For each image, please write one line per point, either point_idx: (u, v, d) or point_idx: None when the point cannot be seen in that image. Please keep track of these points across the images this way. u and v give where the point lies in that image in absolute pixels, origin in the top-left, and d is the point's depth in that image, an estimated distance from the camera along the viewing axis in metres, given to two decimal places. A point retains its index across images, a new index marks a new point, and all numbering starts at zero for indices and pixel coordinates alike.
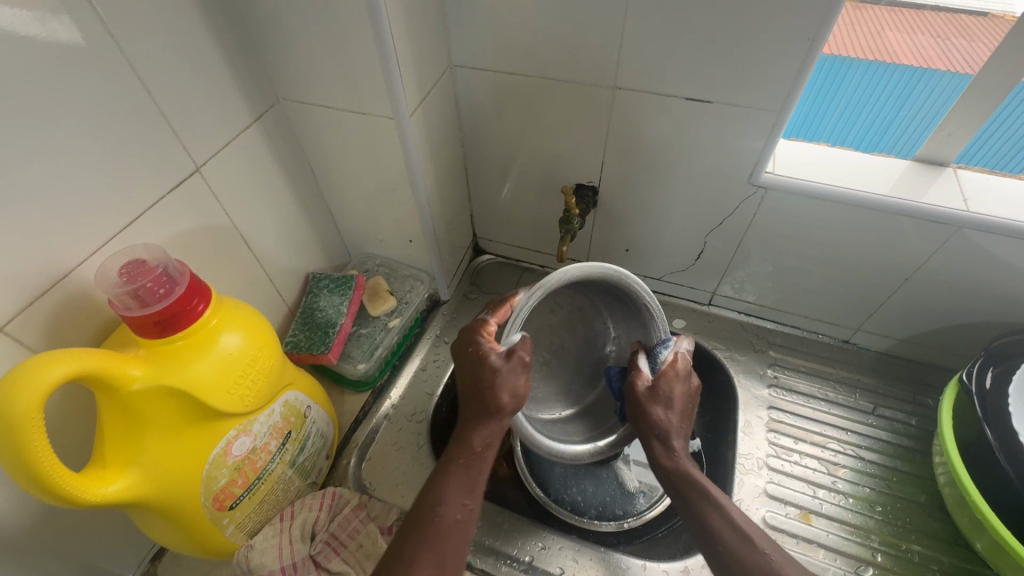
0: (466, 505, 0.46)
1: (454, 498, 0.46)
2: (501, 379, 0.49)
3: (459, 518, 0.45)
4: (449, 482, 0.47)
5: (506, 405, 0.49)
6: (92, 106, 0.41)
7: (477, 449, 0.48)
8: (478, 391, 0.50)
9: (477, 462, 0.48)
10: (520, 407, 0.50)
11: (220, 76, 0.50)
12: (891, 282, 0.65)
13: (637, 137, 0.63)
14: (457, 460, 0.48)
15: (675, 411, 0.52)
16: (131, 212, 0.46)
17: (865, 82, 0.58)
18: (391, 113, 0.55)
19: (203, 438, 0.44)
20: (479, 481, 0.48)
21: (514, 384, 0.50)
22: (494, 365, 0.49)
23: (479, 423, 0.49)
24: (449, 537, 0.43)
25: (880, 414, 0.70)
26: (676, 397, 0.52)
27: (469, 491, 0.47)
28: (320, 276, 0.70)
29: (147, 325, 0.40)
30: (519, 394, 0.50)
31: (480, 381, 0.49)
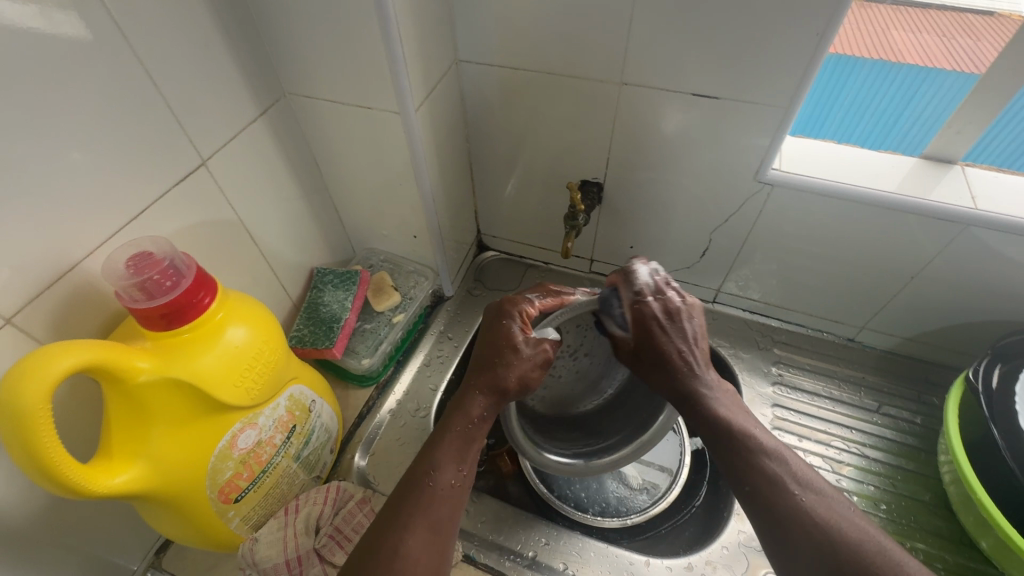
0: (460, 472, 0.46)
1: (451, 465, 0.46)
2: (513, 357, 0.50)
3: (453, 485, 0.45)
4: (444, 452, 0.46)
5: (512, 385, 0.49)
6: (99, 99, 0.41)
7: (475, 417, 0.48)
8: (488, 363, 0.50)
9: (474, 431, 0.48)
10: (526, 390, 0.51)
11: (227, 70, 0.50)
12: (897, 280, 0.65)
13: (643, 133, 0.62)
14: (454, 429, 0.48)
15: (671, 359, 0.50)
16: (138, 205, 0.46)
17: (872, 79, 0.59)
18: (397, 108, 0.55)
19: (209, 430, 0.44)
20: (475, 449, 0.48)
21: (525, 365, 0.50)
22: (512, 345, 0.50)
23: (482, 391, 0.49)
24: (441, 503, 0.44)
25: (885, 412, 0.70)
26: (667, 349, 0.50)
27: (463, 458, 0.46)
28: (325, 271, 0.70)
29: (154, 317, 0.40)
30: (529, 377, 0.50)
31: (491, 355, 0.51)
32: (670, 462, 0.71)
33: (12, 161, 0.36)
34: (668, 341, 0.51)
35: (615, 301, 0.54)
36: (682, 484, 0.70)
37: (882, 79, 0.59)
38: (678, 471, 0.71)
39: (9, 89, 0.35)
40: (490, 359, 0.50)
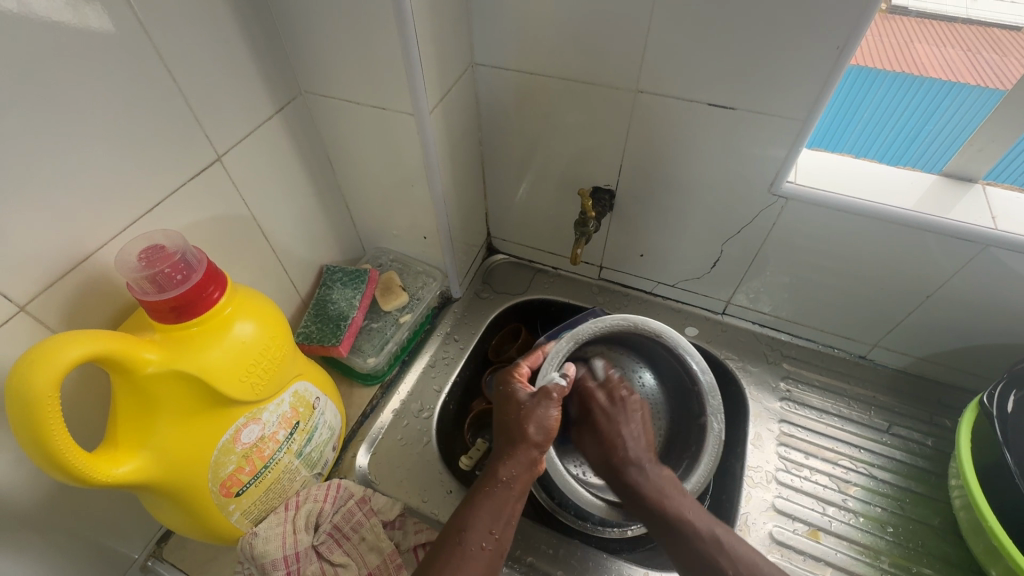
0: (491, 535, 0.46)
1: (482, 526, 0.47)
2: (527, 418, 0.52)
3: (485, 546, 0.46)
4: (478, 512, 0.47)
5: (532, 437, 0.51)
6: (119, 92, 0.41)
7: (505, 480, 0.49)
8: (506, 426, 0.52)
9: (508, 496, 0.48)
10: (547, 439, 0.52)
11: (245, 66, 0.51)
12: (912, 298, 0.64)
13: (657, 141, 0.62)
14: (490, 490, 0.49)
15: (609, 440, 0.56)
16: (153, 198, 0.46)
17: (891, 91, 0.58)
18: (411, 109, 0.55)
19: (214, 424, 0.44)
20: (509, 511, 0.48)
21: (541, 416, 0.52)
22: (519, 401, 0.53)
23: (508, 455, 0.50)
24: (475, 564, 0.45)
25: (895, 433, 0.69)
26: (607, 430, 0.57)
27: (497, 520, 0.47)
28: (334, 268, 0.71)
29: (163, 310, 0.40)
30: (547, 428, 0.52)
31: (507, 416, 0.53)
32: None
33: (31, 149, 0.37)
34: (613, 424, 0.57)
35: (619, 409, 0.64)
36: None
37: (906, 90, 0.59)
38: None
39: (29, 77, 0.36)
40: (510, 417, 0.53)
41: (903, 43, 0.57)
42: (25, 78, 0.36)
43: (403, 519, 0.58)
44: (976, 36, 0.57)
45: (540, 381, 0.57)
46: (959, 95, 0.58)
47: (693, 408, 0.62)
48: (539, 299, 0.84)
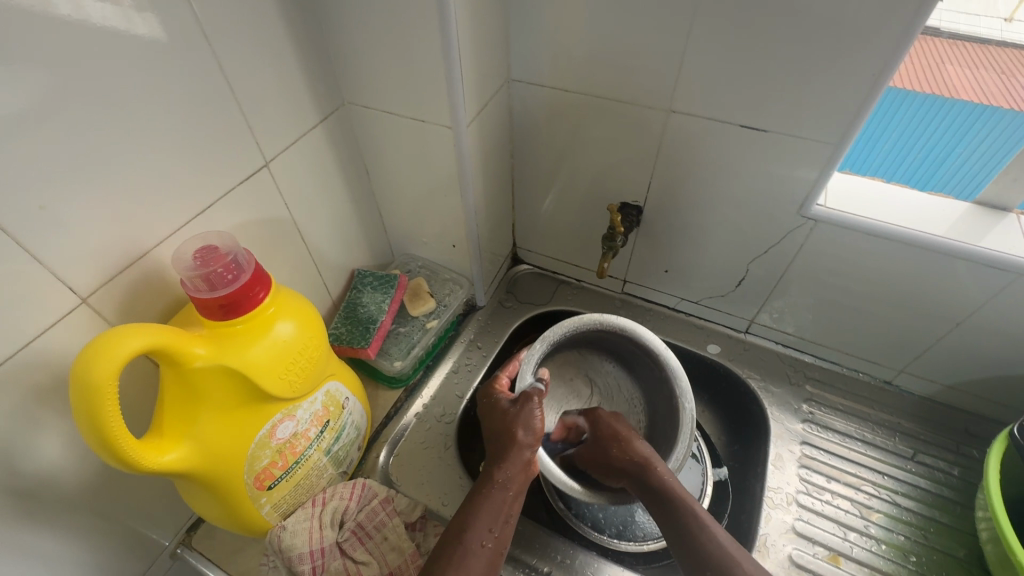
0: (491, 533, 0.48)
1: (482, 525, 0.48)
2: (516, 422, 0.54)
3: (486, 544, 0.47)
4: (477, 514, 0.49)
5: (522, 438, 0.53)
6: (182, 99, 0.44)
7: (501, 482, 0.51)
8: (498, 433, 0.55)
9: (506, 496, 0.51)
10: (537, 440, 0.54)
11: (295, 78, 0.54)
12: (941, 325, 0.63)
13: (687, 159, 0.63)
14: (488, 492, 0.50)
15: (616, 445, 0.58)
16: (205, 200, 0.49)
17: (923, 114, 0.56)
18: (449, 122, 0.57)
19: (254, 419, 0.46)
20: (506, 509, 0.50)
21: (528, 418, 0.55)
22: (504, 408, 0.56)
23: (501, 460, 0.52)
24: (477, 561, 0.46)
25: (920, 461, 0.68)
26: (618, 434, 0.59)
27: (495, 520, 0.49)
28: (365, 273, 0.73)
29: (212, 308, 0.42)
30: (535, 428, 0.54)
31: (496, 424, 0.56)
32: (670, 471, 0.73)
33: (104, 151, 0.40)
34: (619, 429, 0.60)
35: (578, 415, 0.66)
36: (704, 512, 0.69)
37: (937, 111, 0.56)
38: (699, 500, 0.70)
39: (105, 85, 0.39)
40: (501, 423, 0.55)
41: (928, 63, 0.55)
42: (102, 85, 0.38)
43: (424, 521, 0.59)
44: (1005, 59, 0.56)
45: (518, 382, 0.60)
46: (991, 118, 0.55)
47: (665, 393, 0.64)
48: (561, 310, 0.85)
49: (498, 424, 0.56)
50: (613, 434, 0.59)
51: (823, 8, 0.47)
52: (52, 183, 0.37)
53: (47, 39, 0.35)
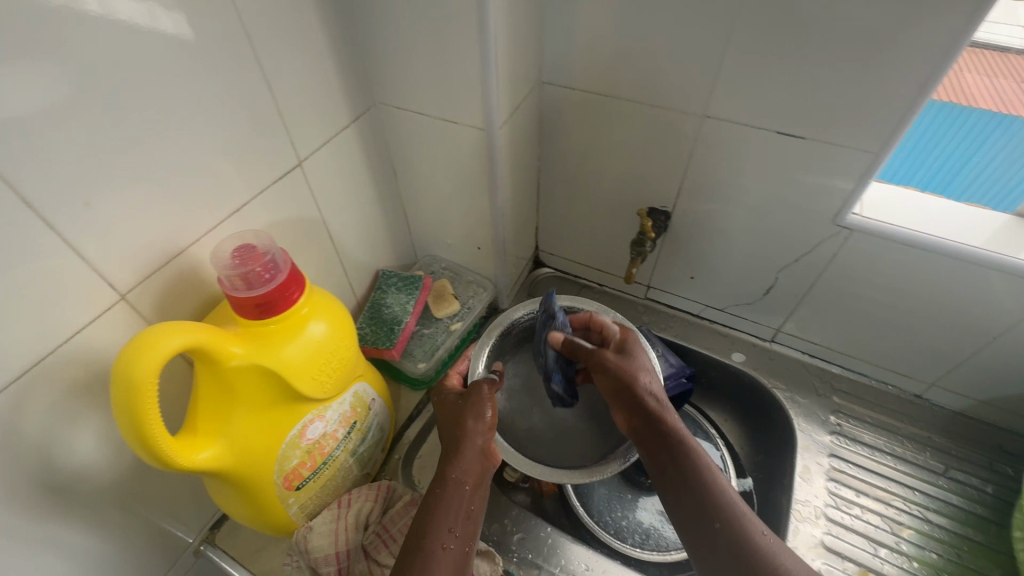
0: (452, 534, 0.46)
1: (442, 527, 0.47)
2: (465, 414, 0.53)
3: (447, 545, 0.45)
4: (436, 515, 0.47)
5: (471, 428, 0.52)
6: (223, 99, 0.44)
7: (454, 478, 0.49)
8: (448, 431, 0.54)
9: (464, 494, 0.49)
10: (489, 429, 0.53)
11: (330, 78, 0.54)
12: (977, 339, 0.62)
13: (720, 165, 0.62)
14: (442, 490, 0.49)
15: (632, 371, 0.53)
16: (241, 199, 0.49)
17: (938, 122, 0.55)
18: (482, 125, 0.57)
19: (285, 419, 0.46)
20: (466, 507, 0.49)
21: (477, 409, 0.54)
22: (453, 402, 0.56)
23: (452, 456, 0.51)
24: (441, 566, 0.44)
25: (952, 477, 0.66)
26: (637, 361, 0.55)
27: (455, 520, 0.47)
28: (389, 273, 0.72)
29: (248, 306, 0.42)
30: (485, 418, 0.53)
31: (445, 420, 0.55)
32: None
33: (148, 150, 0.40)
34: (635, 358, 0.55)
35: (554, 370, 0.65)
36: None
37: (952, 126, 0.55)
38: None
39: (151, 84, 0.39)
40: (451, 415, 0.55)
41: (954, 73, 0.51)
42: (147, 84, 0.38)
43: None
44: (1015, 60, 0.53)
45: (470, 375, 0.62)
46: (1010, 129, 0.53)
47: None
48: None
49: (450, 416, 0.55)
50: (637, 359, 0.55)
51: (870, 15, 0.46)
52: (96, 181, 0.37)
53: (97, 38, 0.35)
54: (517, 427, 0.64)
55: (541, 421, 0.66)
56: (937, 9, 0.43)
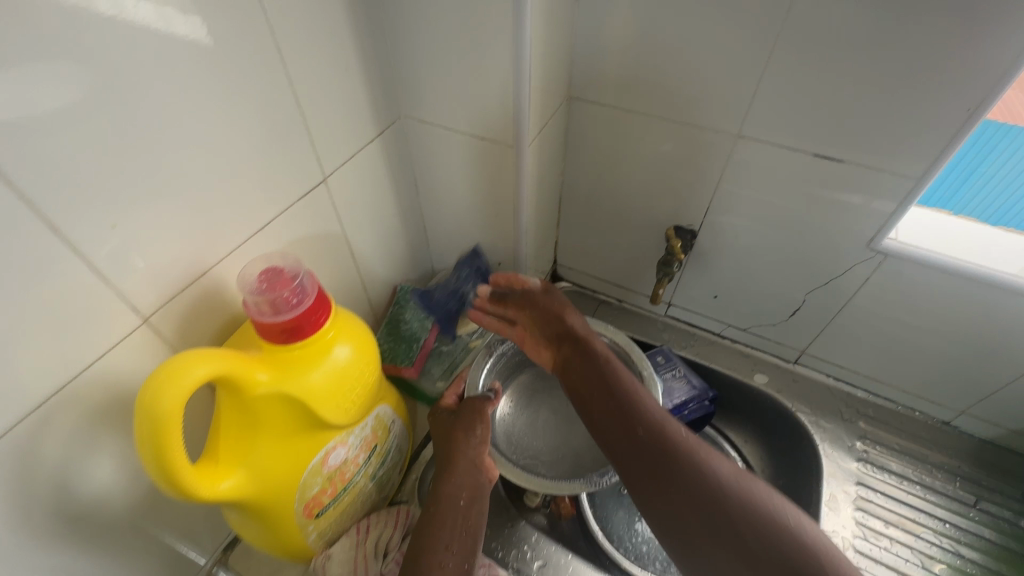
0: (450, 552, 0.46)
1: (438, 547, 0.46)
2: (456, 429, 0.55)
3: (445, 564, 0.45)
4: (432, 533, 0.47)
5: (462, 443, 0.53)
6: (253, 117, 0.43)
7: (448, 494, 0.50)
8: (442, 450, 0.54)
9: (460, 509, 0.49)
10: (483, 444, 0.54)
11: (357, 92, 0.52)
12: (1012, 369, 0.60)
13: (752, 185, 0.61)
14: (438, 508, 0.49)
15: (557, 308, 0.59)
16: (266, 217, 0.47)
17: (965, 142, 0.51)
18: (511, 142, 0.55)
19: (307, 447, 0.44)
20: (462, 524, 0.48)
21: (466, 426, 0.55)
22: (445, 418, 0.57)
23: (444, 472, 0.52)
24: None
25: (983, 509, 0.65)
26: (561, 299, 0.60)
27: (453, 538, 0.47)
28: (408, 287, 0.69)
29: (275, 332, 0.40)
30: (476, 433, 0.54)
31: (437, 437, 0.56)
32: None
33: (178, 167, 0.39)
34: (560, 298, 0.60)
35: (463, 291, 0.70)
36: None
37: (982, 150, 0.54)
38: None
39: (182, 101, 0.37)
40: (444, 432, 0.55)
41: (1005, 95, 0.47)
42: (178, 100, 0.37)
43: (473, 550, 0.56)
44: None
45: (465, 393, 0.61)
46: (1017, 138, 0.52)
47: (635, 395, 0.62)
48: None
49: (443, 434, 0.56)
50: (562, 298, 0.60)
51: (920, 39, 0.44)
52: (124, 200, 0.36)
53: (131, 53, 0.33)
54: (521, 449, 0.63)
55: (544, 444, 0.64)
56: (992, 35, 0.42)
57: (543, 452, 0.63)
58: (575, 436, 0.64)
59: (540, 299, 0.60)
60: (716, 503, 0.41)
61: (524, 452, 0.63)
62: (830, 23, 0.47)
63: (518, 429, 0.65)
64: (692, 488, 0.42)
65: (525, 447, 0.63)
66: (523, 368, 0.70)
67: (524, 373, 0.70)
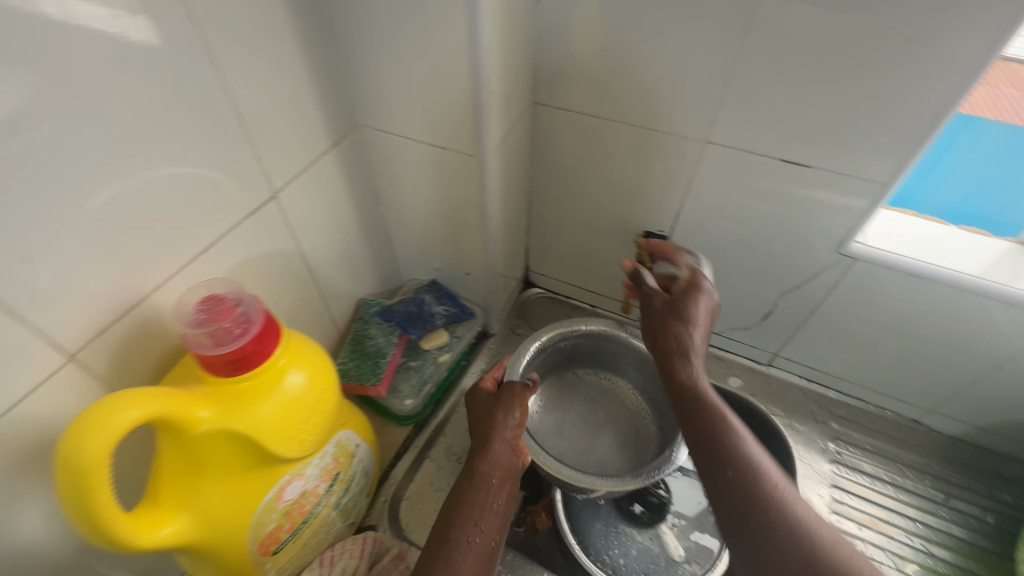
0: (477, 528, 0.46)
1: (468, 520, 0.47)
2: (496, 410, 0.55)
3: (472, 540, 0.46)
4: (464, 507, 0.47)
5: (501, 425, 0.53)
6: (190, 132, 0.40)
7: (482, 472, 0.50)
8: (477, 428, 0.55)
9: (492, 487, 0.49)
10: (519, 428, 0.54)
11: (307, 101, 0.49)
12: (978, 368, 0.61)
13: (719, 190, 0.60)
14: (471, 483, 0.49)
15: (673, 325, 0.51)
16: (210, 237, 0.44)
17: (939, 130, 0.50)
18: (473, 151, 0.53)
19: (259, 483, 0.42)
20: (492, 502, 0.49)
21: (506, 410, 0.55)
22: (484, 397, 0.58)
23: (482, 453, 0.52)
24: (465, 559, 0.44)
25: (953, 506, 0.65)
26: (681, 317, 0.51)
27: (482, 514, 0.47)
28: (371, 301, 0.68)
29: (218, 365, 0.38)
30: (513, 418, 0.54)
31: (476, 416, 0.57)
32: (692, 511, 0.69)
33: (109, 189, 0.36)
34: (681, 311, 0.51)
35: (439, 318, 0.68)
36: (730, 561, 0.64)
37: (971, 140, 0.53)
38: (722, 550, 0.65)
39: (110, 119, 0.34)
40: (483, 412, 0.56)
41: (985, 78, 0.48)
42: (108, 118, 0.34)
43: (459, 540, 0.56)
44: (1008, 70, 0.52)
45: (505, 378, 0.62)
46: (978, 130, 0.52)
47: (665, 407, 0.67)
48: None
49: (482, 418, 0.56)
50: (689, 307, 0.51)
51: (882, 44, 0.44)
52: (42, 230, 0.33)
53: (48, 69, 0.30)
54: (548, 446, 0.67)
55: (569, 445, 0.68)
56: (952, 40, 0.42)
57: (568, 453, 0.67)
58: (599, 443, 0.68)
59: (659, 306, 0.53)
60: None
61: (552, 449, 0.67)
62: (792, 28, 0.46)
63: (546, 426, 0.70)
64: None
65: (553, 444, 0.68)
66: (553, 371, 0.73)
67: (553, 376, 0.73)
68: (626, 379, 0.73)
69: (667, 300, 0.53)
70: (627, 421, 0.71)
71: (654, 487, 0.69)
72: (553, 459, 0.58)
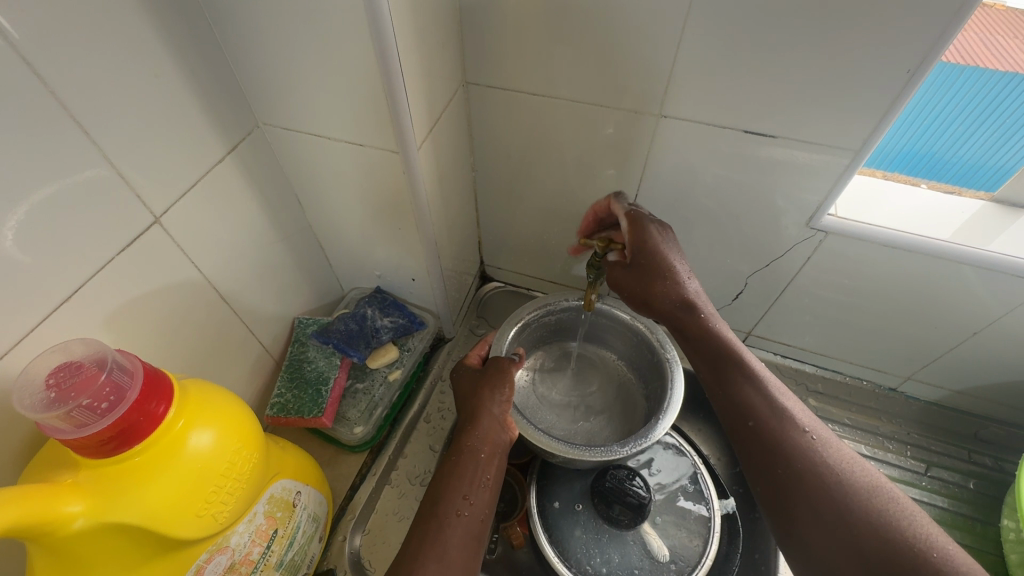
0: (467, 501, 0.44)
1: (456, 495, 0.44)
2: (482, 387, 0.52)
3: (462, 513, 0.43)
4: (451, 482, 0.45)
5: (489, 398, 0.51)
6: (18, 162, 0.31)
7: (470, 449, 0.47)
8: (465, 407, 0.52)
9: (483, 460, 0.47)
10: (510, 398, 0.51)
11: (186, 105, 0.41)
12: (956, 335, 0.59)
13: (678, 168, 0.54)
14: (459, 459, 0.47)
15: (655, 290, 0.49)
16: (71, 284, 0.36)
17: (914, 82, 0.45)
18: (396, 146, 0.46)
19: (171, 566, 0.35)
20: (482, 476, 0.46)
21: (494, 381, 0.52)
22: (470, 369, 0.55)
23: (475, 428, 0.49)
24: (454, 534, 0.42)
25: (934, 476, 0.63)
26: (654, 288, 0.49)
27: (472, 486, 0.45)
28: (308, 320, 0.61)
29: (89, 446, 0.31)
30: (501, 398, 0.51)
31: (462, 389, 0.54)
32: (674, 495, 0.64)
33: None
34: (647, 281, 0.49)
35: (387, 333, 0.62)
36: (715, 555, 0.60)
37: (949, 97, 0.48)
38: (710, 535, 0.61)
39: None
40: (468, 391, 0.53)
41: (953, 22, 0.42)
42: None
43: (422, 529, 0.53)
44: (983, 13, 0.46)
45: (491, 353, 0.58)
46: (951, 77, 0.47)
47: (652, 375, 0.62)
48: None
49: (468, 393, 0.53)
50: (654, 267, 0.49)
51: None
52: None
53: None
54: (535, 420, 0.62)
55: (557, 419, 0.63)
56: None
57: (555, 427, 0.63)
58: (586, 417, 0.64)
59: (635, 273, 0.50)
60: (859, 566, 0.35)
61: (540, 423, 0.62)
62: None
63: (533, 401, 0.65)
64: (831, 546, 0.36)
65: (540, 419, 0.63)
66: (540, 345, 0.68)
67: (540, 350, 0.68)
68: (612, 350, 0.68)
69: (631, 268, 0.50)
70: (613, 392, 0.66)
71: (632, 485, 0.59)
72: (541, 431, 0.52)
